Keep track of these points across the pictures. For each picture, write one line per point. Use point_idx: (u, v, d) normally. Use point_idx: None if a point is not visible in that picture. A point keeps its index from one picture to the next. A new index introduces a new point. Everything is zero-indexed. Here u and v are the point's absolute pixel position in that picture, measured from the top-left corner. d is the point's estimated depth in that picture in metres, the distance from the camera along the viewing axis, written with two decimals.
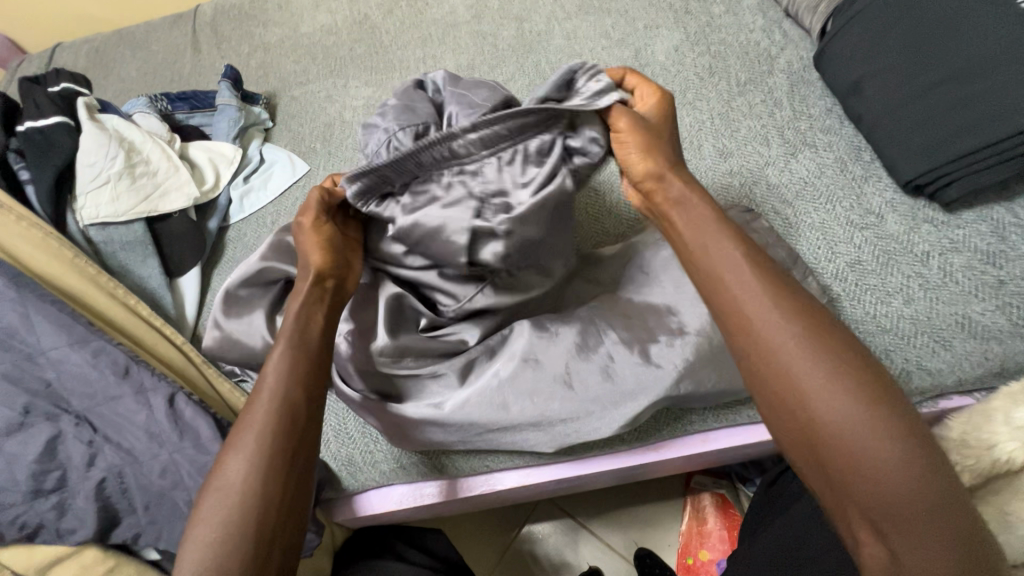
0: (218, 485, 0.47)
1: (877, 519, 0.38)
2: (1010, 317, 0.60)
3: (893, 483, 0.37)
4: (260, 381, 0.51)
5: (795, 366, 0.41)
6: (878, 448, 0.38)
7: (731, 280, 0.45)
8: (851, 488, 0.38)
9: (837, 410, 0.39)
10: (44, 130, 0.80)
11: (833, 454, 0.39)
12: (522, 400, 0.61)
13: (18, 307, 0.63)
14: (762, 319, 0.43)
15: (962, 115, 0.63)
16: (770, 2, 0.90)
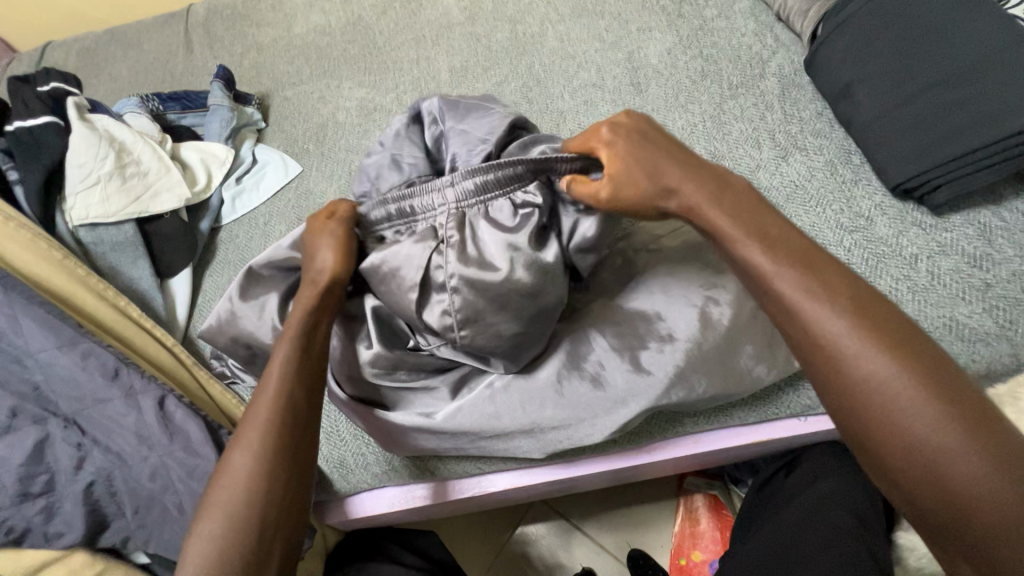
0: (219, 483, 0.48)
1: (978, 546, 0.36)
2: (997, 320, 0.61)
3: (997, 507, 0.35)
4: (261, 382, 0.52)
5: (882, 391, 0.39)
6: (981, 470, 0.36)
7: (799, 301, 0.42)
8: (948, 512, 0.37)
9: (931, 428, 0.37)
10: (34, 130, 0.80)
11: (928, 475, 0.37)
12: (514, 409, 0.62)
13: (5, 309, 0.62)
14: (841, 343, 0.40)
15: (950, 120, 0.63)
16: (762, 6, 0.90)
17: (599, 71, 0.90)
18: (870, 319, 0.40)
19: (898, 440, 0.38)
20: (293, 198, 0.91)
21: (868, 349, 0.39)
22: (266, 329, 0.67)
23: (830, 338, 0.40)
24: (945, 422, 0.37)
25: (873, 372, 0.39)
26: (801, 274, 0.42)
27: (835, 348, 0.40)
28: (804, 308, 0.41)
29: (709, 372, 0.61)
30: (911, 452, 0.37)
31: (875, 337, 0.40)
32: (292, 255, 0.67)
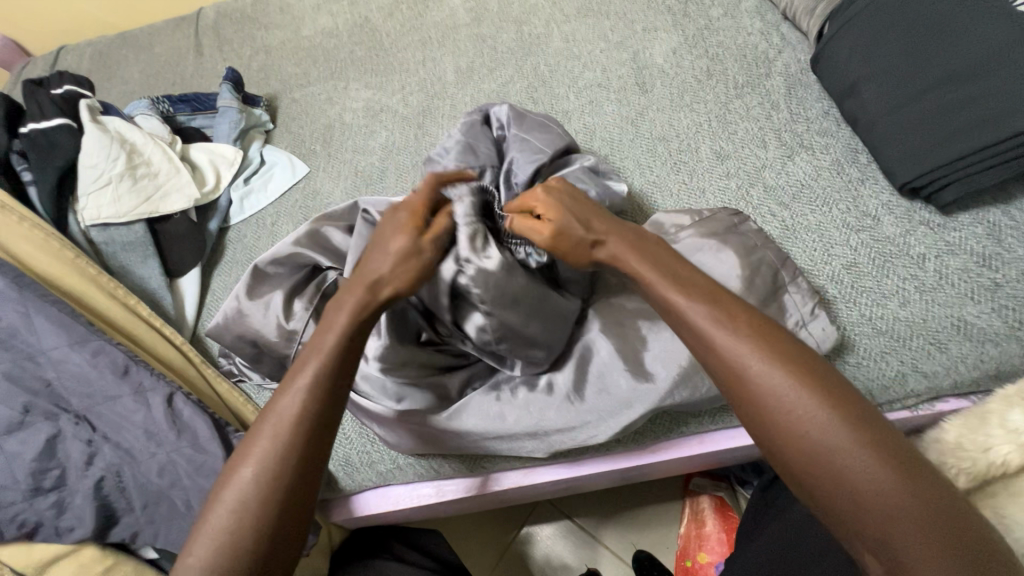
0: (229, 500, 0.47)
1: (882, 543, 0.40)
2: (1006, 320, 0.60)
3: (892, 504, 0.40)
4: (272, 402, 0.51)
5: (782, 408, 0.44)
6: (873, 471, 0.41)
7: (707, 330, 0.48)
8: (855, 513, 0.41)
9: (832, 438, 0.42)
10: (48, 132, 0.82)
11: (834, 481, 0.41)
12: (520, 406, 0.63)
13: (18, 307, 0.63)
14: (745, 366, 0.46)
15: (956, 119, 0.63)
16: (768, 5, 0.90)
17: (604, 71, 0.90)
18: (771, 346, 0.46)
19: (805, 452, 0.43)
20: (300, 199, 0.92)
21: (773, 373, 0.45)
22: (272, 325, 0.68)
23: (739, 368, 0.46)
24: (843, 432, 0.42)
25: (777, 393, 0.44)
26: (713, 310, 0.49)
27: (743, 374, 0.46)
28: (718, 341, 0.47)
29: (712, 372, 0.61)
30: (817, 462, 0.42)
31: (776, 362, 0.45)
32: (297, 252, 0.70)
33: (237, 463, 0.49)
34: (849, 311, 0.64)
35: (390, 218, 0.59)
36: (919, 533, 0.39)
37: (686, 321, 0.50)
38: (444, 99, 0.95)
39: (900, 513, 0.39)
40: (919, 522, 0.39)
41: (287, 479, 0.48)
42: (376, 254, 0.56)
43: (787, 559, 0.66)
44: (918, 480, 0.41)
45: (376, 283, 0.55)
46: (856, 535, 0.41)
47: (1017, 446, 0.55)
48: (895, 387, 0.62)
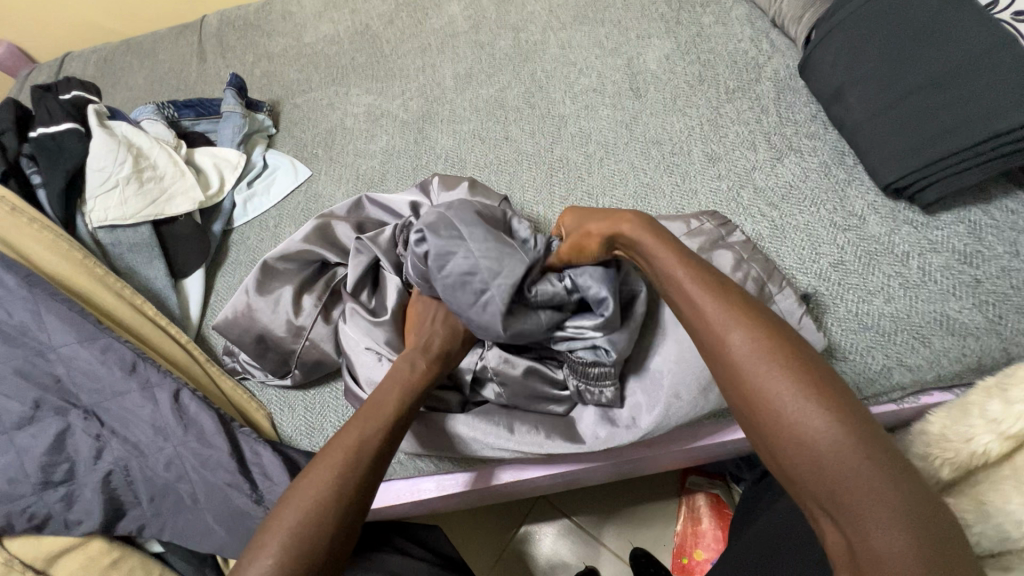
0: (299, 517, 0.49)
1: (831, 504, 0.42)
2: (987, 315, 0.63)
3: (841, 469, 0.42)
4: (340, 434, 0.55)
5: (748, 368, 0.47)
6: (830, 438, 0.42)
7: (688, 296, 0.53)
8: (806, 474, 0.43)
9: (791, 405, 0.44)
10: (56, 136, 0.84)
11: (791, 443, 0.44)
12: (529, 425, 0.66)
13: (29, 306, 0.65)
14: (719, 329, 0.50)
15: (938, 121, 0.65)
16: (758, 13, 0.93)
17: (599, 76, 0.92)
18: (753, 318, 0.49)
19: (768, 413, 0.46)
20: (303, 202, 0.94)
21: (745, 340, 0.48)
22: (280, 322, 0.71)
23: (717, 332, 0.50)
24: (801, 400, 0.44)
25: (744, 358, 0.48)
26: (702, 286, 0.52)
27: (719, 340, 0.50)
28: (700, 308, 0.52)
29: (703, 368, 0.62)
30: (775, 424, 0.45)
31: (751, 331, 0.48)
32: (305, 249, 0.73)
33: (308, 482, 0.51)
34: (837, 306, 0.66)
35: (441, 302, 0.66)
36: (867, 501, 0.40)
37: (677, 292, 0.54)
38: (443, 104, 0.98)
39: (852, 480, 0.41)
40: (869, 493, 0.40)
41: (357, 494, 0.52)
42: (439, 331, 0.64)
43: (776, 549, 0.68)
44: (878, 455, 0.42)
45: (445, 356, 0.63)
46: (810, 495, 0.44)
47: (996, 436, 0.57)
48: (881, 381, 0.64)
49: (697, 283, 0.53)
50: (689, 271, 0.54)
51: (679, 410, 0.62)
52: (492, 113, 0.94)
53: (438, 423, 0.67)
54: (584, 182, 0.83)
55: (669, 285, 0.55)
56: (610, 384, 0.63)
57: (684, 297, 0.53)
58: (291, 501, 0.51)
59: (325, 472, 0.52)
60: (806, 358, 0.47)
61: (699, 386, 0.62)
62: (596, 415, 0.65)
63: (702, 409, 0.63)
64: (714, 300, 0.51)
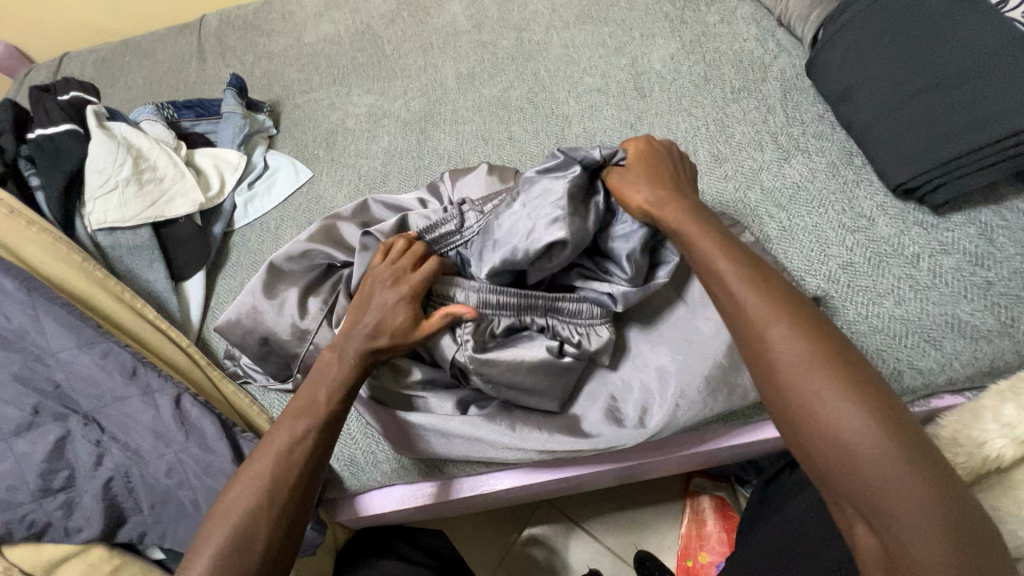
0: (231, 526, 0.50)
1: (869, 510, 0.41)
2: (998, 317, 0.62)
3: (885, 479, 0.41)
4: (274, 438, 0.55)
5: (790, 369, 0.45)
6: (875, 445, 0.41)
7: (728, 288, 0.50)
8: (844, 480, 0.42)
9: (837, 407, 0.43)
10: (55, 137, 0.83)
11: (834, 449, 0.43)
12: (529, 424, 0.64)
13: (28, 310, 0.64)
14: (761, 325, 0.47)
15: (948, 121, 0.65)
16: (764, 12, 0.92)
17: (603, 76, 0.91)
18: (798, 314, 0.47)
19: (808, 416, 0.44)
20: (304, 203, 0.93)
21: (791, 338, 0.45)
22: (285, 324, 0.69)
23: (759, 329, 0.47)
24: (846, 404, 0.43)
25: (787, 357, 0.45)
26: (744, 279, 0.49)
27: (762, 336, 0.47)
28: (742, 301, 0.48)
29: (709, 369, 0.61)
30: (816, 427, 0.44)
31: (795, 328, 0.46)
32: (311, 248, 0.71)
33: (240, 491, 0.52)
34: (846, 309, 0.66)
35: (390, 270, 0.60)
36: (908, 510, 0.40)
37: (715, 282, 0.51)
38: (445, 105, 0.97)
39: (895, 488, 0.40)
40: (912, 504, 0.40)
41: (289, 496, 0.52)
42: (378, 320, 0.58)
43: (786, 554, 0.67)
44: (923, 465, 0.41)
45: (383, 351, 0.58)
46: (846, 501, 0.43)
47: (1011, 441, 0.56)
48: (891, 384, 0.63)
49: (739, 274, 0.50)
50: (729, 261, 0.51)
51: (686, 413, 0.61)
52: (495, 113, 0.93)
53: (413, 422, 0.66)
54: None
55: (708, 273, 0.52)
56: (603, 325, 0.64)
57: (724, 289, 0.50)
58: (229, 509, 0.51)
59: (257, 478, 0.52)
60: (848, 360, 0.45)
61: (708, 388, 0.61)
62: (601, 415, 0.64)
63: (709, 411, 0.62)
64: (756, 293, 0.48)
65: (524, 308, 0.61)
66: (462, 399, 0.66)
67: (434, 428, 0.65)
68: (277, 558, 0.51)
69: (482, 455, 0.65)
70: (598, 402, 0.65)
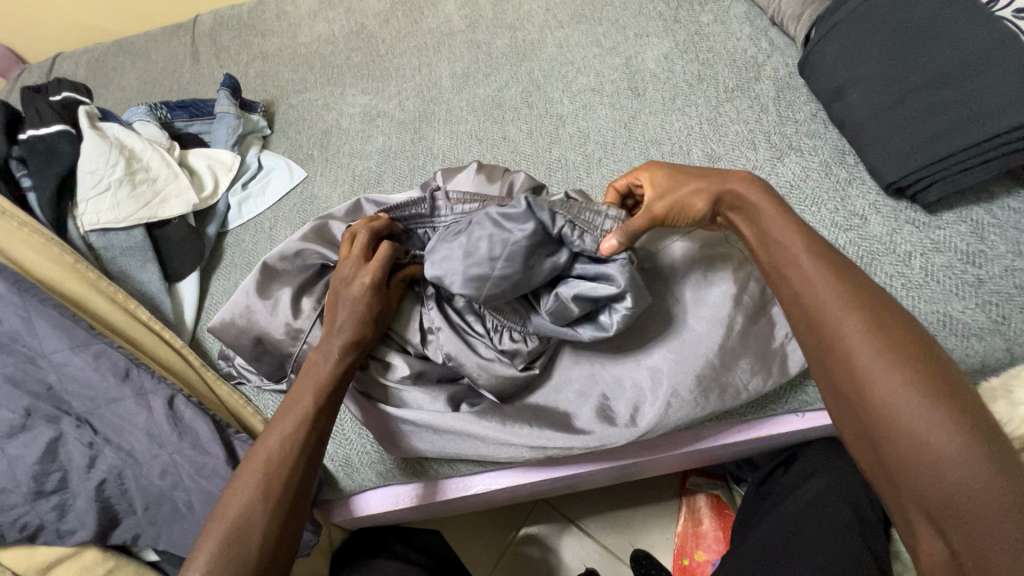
0: (229, 525, 0.50)
1: (939, 512, 0.39)
2: (990, 315, 0.62)
3: (961, 479, 0.39)
4: (270, 437, 0.55)
5: (859, 356, 0.44)
6: (952, 443, 0.39)
7: (797, 274, 0.49)
8: (915, 478, 0.40)
9: (911, 404, 0.41)
10: (46, 138, 0.82)
11: (906, 443, 0.41)
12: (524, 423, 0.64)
13: (20, 312, 0.63)
14: (829, 311, 0.46)
15: (939, 120, 0.65)
16: (757, 11, 0.92)
17: (597, 75, 0.92)
18: (873, 303, 0.45)
19: (879, 411, 0.42)
20: (298, 203, 0.93)
21: (864, 331, 0.44)
22: (280, 325, 0.69)
23: (830, 319, 0.46)
24: (921, 398, 0.41)
25: (858, 344, 0.44)
26: (815, 266, 0.48)
27: (833, 328, 0.46)
28: (814, 290, 0.47)
29: (701, 368, 0.62)
30: (889, 423, 0.42)
31: (870, 317, 0.45)
32: (305, 247, 0.70)
33: (236, 489, 0.52)
34: None
35: (347, 260, 0.61)
36: (985, 513, 0.38)
37: (782, 267, 0.50)
38: (440, 104, 0.97)
39: (974, 490, 0.38)
40: (990, 508, 0.38)
41: (286, 490, 0.52)
42: (343, 313, 0.59)
43: (780, 552, 0.67)
44: (1006, 469, 0.38)
45: (359, 342, 0.59)
46: (914, 501, 0.41)
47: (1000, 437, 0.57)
48: None
49: (810, 264, 0.48)
50: (803, 245, 0.49)
51: (678, 411, 0.61)
52: (489, 113, 0.93)
53: (403, 419, 0.66)
54: (583, 183, 0.83)
55: (775, 261, 0.51)
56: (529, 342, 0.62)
57: (795, 274, 0.49)
58: (225, 508, 0.51)
59: (254, 474, 0.52)
60: (929, 356, 0.43)
61: (700, 388, 0.62)
62: (594, 413, 0.64)
63: (702, 409, 0.62)
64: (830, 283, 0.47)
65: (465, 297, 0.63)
66: (453, 394, 0.66)
67: (426, 425, 0.65)
68: (274, 558, 0.50)
69: (476, 454, 0.66)
70: (590, 399, 0.65)
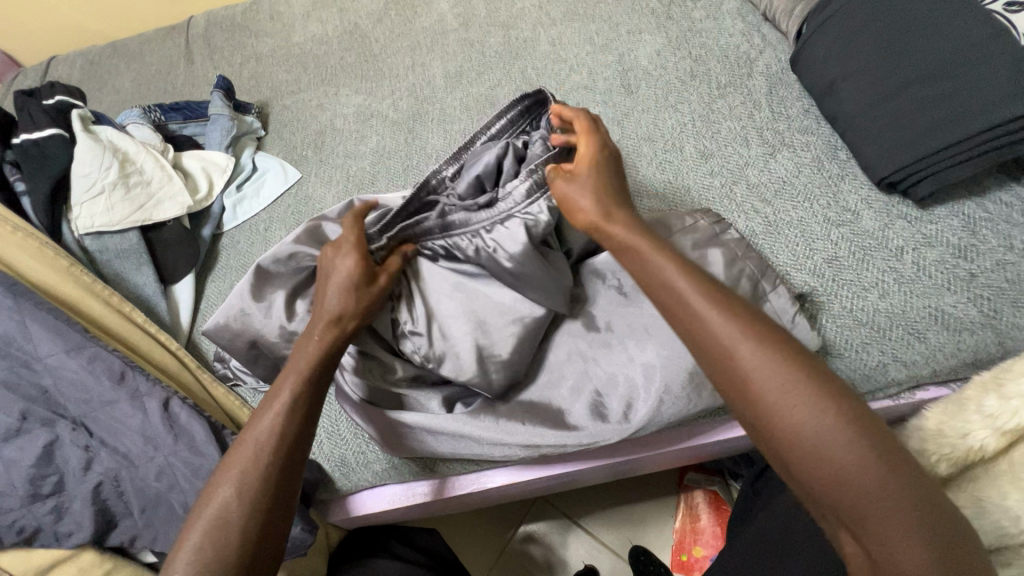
0: (208, 520, 0.48)
1: (855, 527, 0.39)
2: (982, 309, 0.62)
3: (870, 491, 0.38)
4: (256, 426, 0.52)
5: (756, 382, 0.41)
6: (855, 460, 0.38)
7: (683, 301, 0.46)
8: (829, 496, 0.39)
9: (813, 426, 0.39)
10: (40, 142, 0.82)
11: (813, 464, 0.39)
12: (516, 420, 0.64)
13: (14, 316, 0.64)
14: (719, 339, 0.43)
15: (931, 115, 0.65)
16: (749, 7, 0.92)
17: (590, 73, 0.91)
18: (757, 326, 0.43)
19: (785, 436, 0.40)
20: (293, 204, 0.93)
21: (756, 356, 0.42)
22: (275, 326, 0.69)
23: (723, 347, 0.43)
24: (823, 418, 0.39)
25: (755, 370, 0.42)
26: (700, 293, 0.45)
27: (726, 354, 0.43)
28: (703, 319, 0.44)
29: (694, 364, 0.62)
30: (797, 446, 0.40)
31: (758, 341, 0.42)
32: (297, 250, 0.69)
33: (217, 482, 0.49)
34: (832, 303, 0.66)
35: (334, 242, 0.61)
36: (895, 519, 0.37)
37: (668, 296, 0.47)
38: (433, 104, 0.97)
39: (885, 497, 0.38)
40: (902, 511, 0.37)
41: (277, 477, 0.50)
42: (330, 287, 0.58)
43: (776, 547, 0.67)
44: (905, 472, 0.38)
45: (339, 316, 0.57)
46: (833, 514, 0.40)
47: (994, 433, 0.57)
48: (876, 377, 0.64)
49: (694, 291, 0.46)
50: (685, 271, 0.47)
51: (670, 408, 0.62)
52: (483, 112, 0.93)
53: (404, 421, 0.65)
54: None
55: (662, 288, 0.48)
56: None
57: (686, 303, 0.46)
58: (203, 503, 0.49)
59: (242, 462, 0.50)
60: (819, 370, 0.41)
61: (692, 385, 0.62)
62: (586, 409, 0.64)
63: (695, 406, 0.62)
64: (716, 307, 0.44)
65: (436, 240, 0.65)
66: (449, 395, 0.67)
67: (423, 428, 0.65)
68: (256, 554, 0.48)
69: (471, 454, 0.66)
70: (583, 396, 0.65)
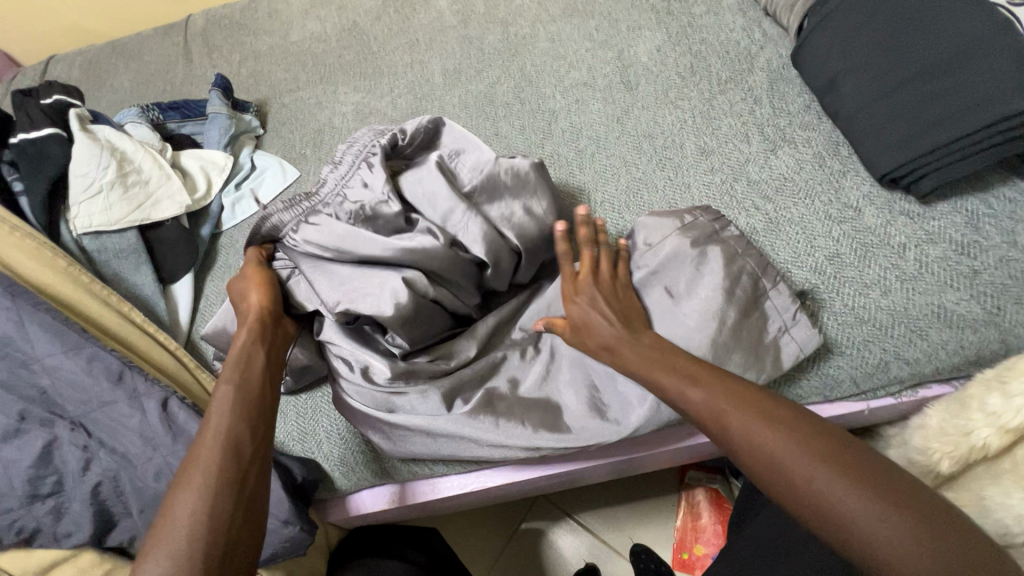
0: (171, 518, 0.46)
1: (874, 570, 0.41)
2: (986, 306, 0.62)
3: (875, 532, 0.41)
4: (206, 421, 0.52)
5: (755, 447, 0.47)
6: (854, 505, 0.42)
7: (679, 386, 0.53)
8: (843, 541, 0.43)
9: (811, 478, 0.44)
10: (38, 142, 0.82)
11: (819, 513, 0.44)
12: (514, 421, 0.63)
13: (12, 316, 0.63)
14: (713, 415, 0.50)
15: (934, 110, 0.64)
16: (749, 2, 0.91)
17: (590, 69, 0.91)
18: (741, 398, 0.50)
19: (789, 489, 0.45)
20: None
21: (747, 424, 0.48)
22: None
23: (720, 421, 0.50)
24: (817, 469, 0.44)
25: (747, 435, 0.48)
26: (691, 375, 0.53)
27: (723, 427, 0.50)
28: (696, 399, 0.52)
29: None
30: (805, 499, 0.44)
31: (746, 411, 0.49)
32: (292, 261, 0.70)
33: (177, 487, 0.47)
34: (833, 301, 0.65)
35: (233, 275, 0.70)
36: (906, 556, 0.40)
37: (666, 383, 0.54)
38: (432, 101, 0.96)
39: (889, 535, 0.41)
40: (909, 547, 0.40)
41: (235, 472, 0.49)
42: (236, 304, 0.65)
43: (777, 545, 0.67)
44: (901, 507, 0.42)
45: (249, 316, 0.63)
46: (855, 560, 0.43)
47: (996, 430, 0.57)
48: (878, 374, 0.63)
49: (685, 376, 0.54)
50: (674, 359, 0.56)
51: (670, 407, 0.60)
52: (482, 109, 0.92)
53: (398, 423, 0.65)
54: (576, 178, 0.82)
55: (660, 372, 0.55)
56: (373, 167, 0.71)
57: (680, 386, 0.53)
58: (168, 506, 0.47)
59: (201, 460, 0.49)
60: (806, 428, 0.47)
61: None
62: (586, 408, 0.64)
63: None
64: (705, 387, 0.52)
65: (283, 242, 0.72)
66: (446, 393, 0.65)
67: (420, 430, 0.65)
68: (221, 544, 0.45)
69: (471, 455, 0.65)
70: (582, 394, 0.65)
